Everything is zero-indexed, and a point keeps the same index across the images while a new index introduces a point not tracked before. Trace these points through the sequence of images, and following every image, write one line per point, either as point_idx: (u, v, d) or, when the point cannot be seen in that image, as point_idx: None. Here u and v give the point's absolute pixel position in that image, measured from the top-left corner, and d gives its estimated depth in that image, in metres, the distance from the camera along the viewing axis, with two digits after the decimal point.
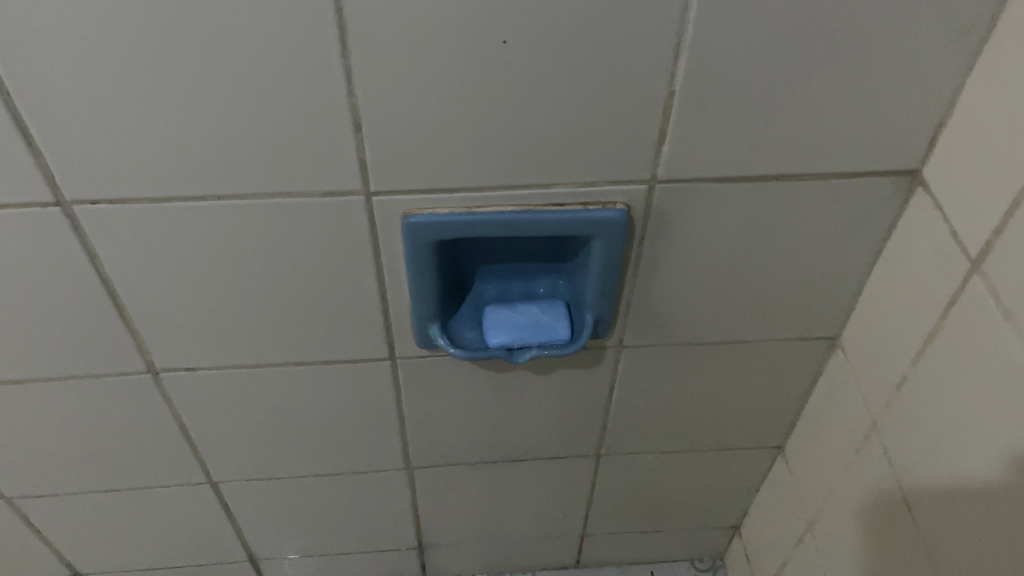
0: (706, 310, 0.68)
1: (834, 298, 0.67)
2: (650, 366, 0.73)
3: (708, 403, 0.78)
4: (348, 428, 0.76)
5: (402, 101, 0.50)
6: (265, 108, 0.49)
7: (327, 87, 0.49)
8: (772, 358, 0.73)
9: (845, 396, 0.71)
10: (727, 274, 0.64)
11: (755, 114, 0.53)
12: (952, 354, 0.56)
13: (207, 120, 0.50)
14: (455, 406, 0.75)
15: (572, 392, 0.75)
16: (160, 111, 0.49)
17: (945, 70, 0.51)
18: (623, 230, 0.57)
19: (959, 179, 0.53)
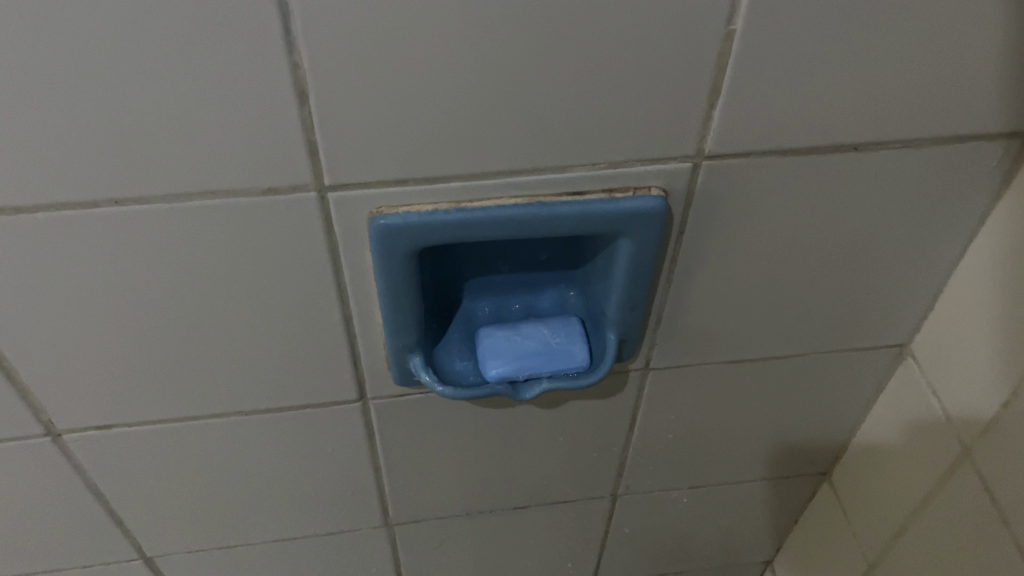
0: (753, 320, 0.55)
1: (908, 296, 0.55)
2: (680, 388, 0.59)
3: (745, 430, 0.65)
4: (313, 482, 0.62)
5: (370, 57, 0.36)
6: (177, 69, 0.35)
7: (265, 40, 0.35)
8: (827, 371, 0.60)
9: (920, 414, 0.59)
10: (783, 274, 0.51)
11: (837, 61, 0.40)
12: None
13: (94, 90, 0.35)
14: (446, 450, 0.61)
15: (587, 424, 0.61)
16: (23, 75, 0.34)
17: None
18: (659, 225, 0.44)
19: None
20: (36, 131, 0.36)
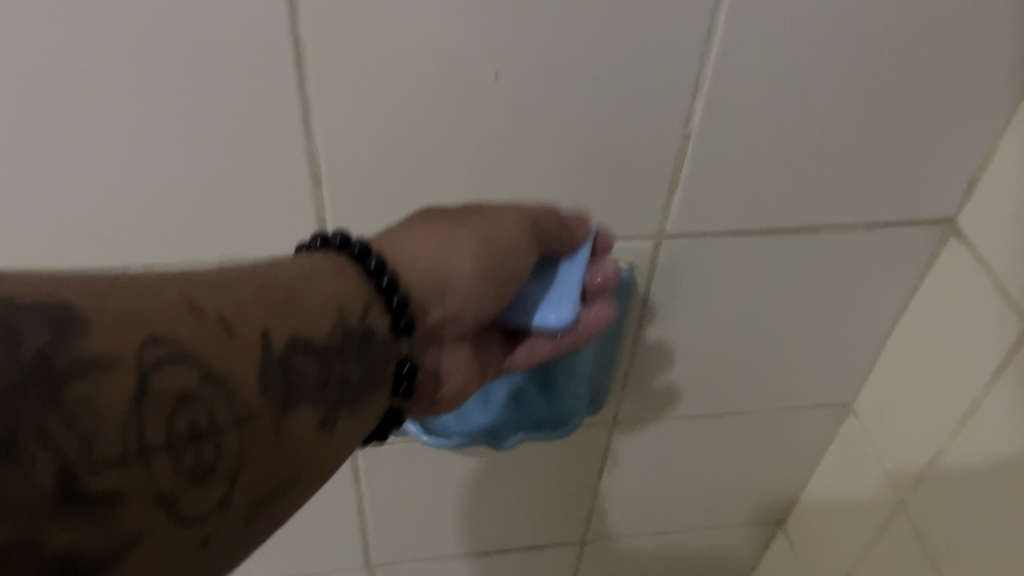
0: (711, 381, 0.60)
1: (850, 363, 0.60)
2: (646, 442, 0.65)
3: (705, 480, 0.70)
4: (300, 534, 0.65)
5: (370, 143, 0.41)
6: (200, 155, 0.39)
7: (278, 128, 0.39)
8: (779, 427, 0.66)
9: (861, 469, 0.64)
10: (736, 340, 0.57)
11: (780, 160, 0.45)
12: (1008, 429, 0.48)
13: (115, 167, 0.39)
14: (426, 500, 0.65)
15: (559, 474, 0.66)
16: (57, 150, 0.38)
17: (993, 99, 0.45)
18: (626, 293, 0.50)
19: (1005, 226, 0.47)
20: (65, 204, 0.40)
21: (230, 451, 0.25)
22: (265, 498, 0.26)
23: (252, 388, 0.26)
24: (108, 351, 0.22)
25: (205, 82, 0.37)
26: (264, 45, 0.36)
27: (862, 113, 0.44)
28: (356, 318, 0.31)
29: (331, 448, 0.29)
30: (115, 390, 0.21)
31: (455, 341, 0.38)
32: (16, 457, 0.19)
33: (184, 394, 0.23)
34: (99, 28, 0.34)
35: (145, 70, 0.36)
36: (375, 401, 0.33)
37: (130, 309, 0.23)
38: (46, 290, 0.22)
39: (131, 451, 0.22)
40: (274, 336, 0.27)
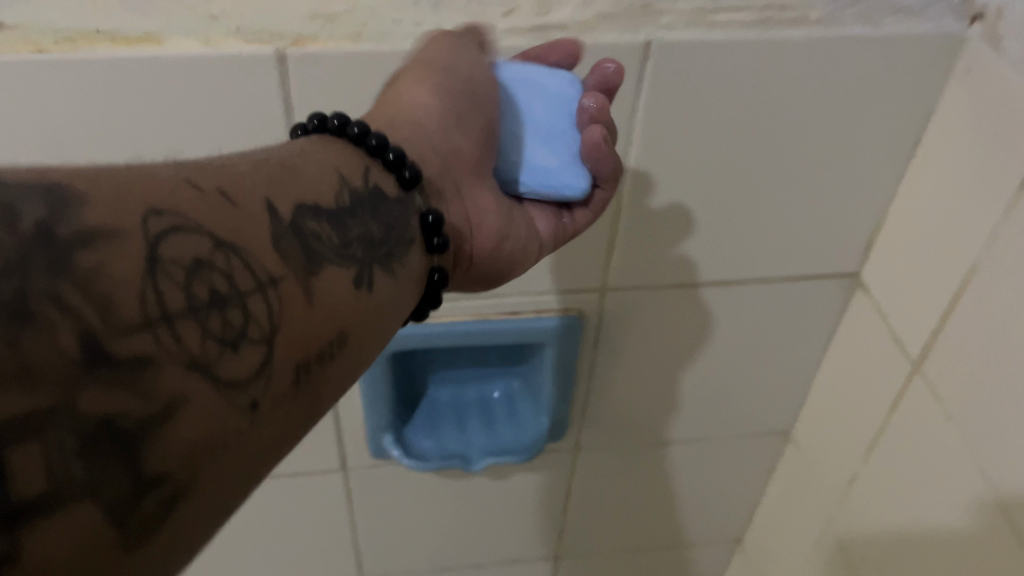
0: (661, 412, 0.68)
1: (785, 396, 0.68)
2: (607, 466, 0.72)
3: (665, 501, 0.78)
4: (301, 547, 0.73)
5: None
6: None
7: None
8: (728, 454, 0.73)
9: (799, 491, 0.71)
10: (680, 378, 0.65)
11: (700, 225, 0.53)
12: (902, 456, 0.55)
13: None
14: (412, 518, 0.73)
15: (531, 495, 0.74)
16: None
17: (884, 172, 0.52)
18: (576, 335, 0.58)
19: (895, 281, 0.54)
20: None
21: (261, 314, 0.25)
22: (309, 361, 0.26)
23: (269, 254, 0.26)
24: (108, 223, 0.21)
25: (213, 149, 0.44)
26: (261, 129, 0.44)
27: (767, 186, 0.52)
28: (360, 183, 0.33)
29: (376, 304, 0.30)
30: (126, 256, 0.21)
31: (472, 182, 0.40)
32: (34, 320, 0.19)
33: (197, 259, 0.23)
34: (130, 105, 0.42)
35: (165, 139, 0.44)
36: (411, 267, 0.34)
37: (121, 183, 0.23)
38: (35, 172, 0.22)
39: (152, 317, 0.21)
40: (279, 208, 0.27)
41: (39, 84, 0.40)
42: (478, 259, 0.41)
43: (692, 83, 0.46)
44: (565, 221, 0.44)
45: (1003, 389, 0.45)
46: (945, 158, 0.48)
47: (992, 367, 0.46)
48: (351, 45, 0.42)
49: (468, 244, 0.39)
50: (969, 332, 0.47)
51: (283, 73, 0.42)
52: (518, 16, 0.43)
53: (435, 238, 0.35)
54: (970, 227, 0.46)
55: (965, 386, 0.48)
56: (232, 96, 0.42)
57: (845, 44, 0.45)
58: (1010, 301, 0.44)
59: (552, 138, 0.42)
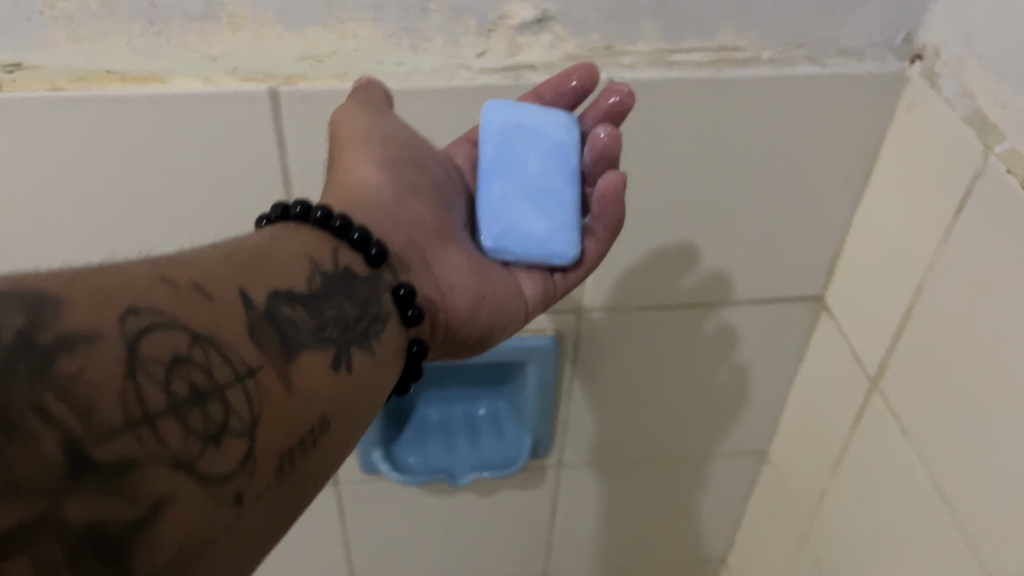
0: (640, 432, 0.71)
1: (760, 416, 0.71)
2: (590, 484, 0.75)
3: (649, 520, 0.80)
4: (295, 561, 0.76)
5: None
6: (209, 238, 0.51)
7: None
8: (708, 474, 0.76)
9: (776, 509, 0.73)
10: (658, 398, 0.68)
11: (669, 251, 0.57)
12: (864, 471, 0.58)
13: (142, 238, 0.50)
14: (403, 534, 0.76)
15: (518, 512, 0.77)
16: (111, 247, 0.51)
17: (840, 202, 0.55)
18: (555, 355, 0.61)
19: (856, 303, 0.57)
20: None
21: (240, 406, 0.29)
22: (291, 450, 0.31)
23: (245, 345, 0.30)
24: (92, 327, 0.25)
25: (211, 178, 0.48)
26: (257, 159, 0.48)
27: (731, 214, 0.55)
28: (331, 267, 0.38)
29: (353, 380, 0.35)
30: (108, 361, 0.25)
31: (439, 250, 0.45)
32: (24, 433, 0.23)
33: (176, 355, 0.27)
34: (135, 139, 0.46)
35: (167, 169, 0.47)
36: (386, 339, 0.39)
37: (100, 288, 0.27)
38: (18, 281, 0.26)
39: (135, 419, 0.25)
40: (254, 298, 0.32)
41: (51, 120, 0.44)
42: (458, 322, 0.45)
43: (652, 118, 0.49)
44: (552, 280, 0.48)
45: (947, 401, 0.48)
46: (895, 185, 0.51)
47: (938, 381, 0.49)
48: (338, 83, 0.46)
49: (444, 310, 0.44)
50: (920, 348, 0.50)
51: (275, 109, 0.46)
52: (490, 57, 0.47)
53: (409, 308, 0.40)
54: (919, 250, 0.50)
55: (918, 399, 0.51)
56: (228, 130, 0.46)
57: (794, 82, 0.49)
58: (951, 318, 0.47)
59: (542, 199, 0.45)
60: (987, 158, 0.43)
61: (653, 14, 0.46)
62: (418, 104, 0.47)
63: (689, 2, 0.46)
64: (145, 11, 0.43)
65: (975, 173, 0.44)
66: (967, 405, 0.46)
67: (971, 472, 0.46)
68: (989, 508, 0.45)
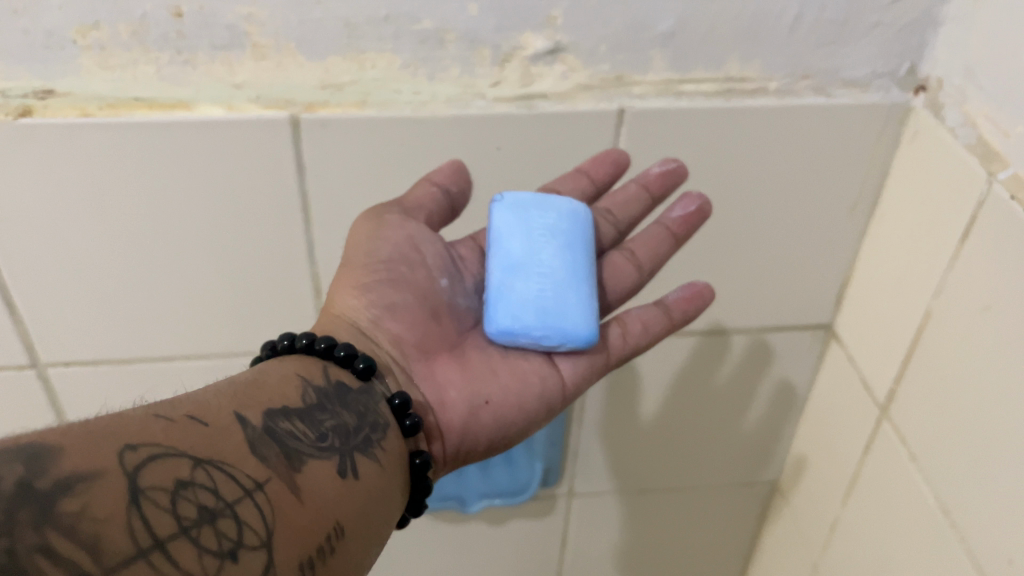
0: (650, 462, 0.71)
1: (770, 445, 0.71)
2: (600, 514, 0.75)
3: (659, 551, 0.80)
4: None
5: None
6: (228, 260, 0.52)
7: (287, 240, 0.52)
8: (718, 505, 0.76)
9: (789, 540, 0.73)
10: (668, 428, 0.68)
11: (678, 278, 0.57)
12: (874, 500, 0.58)
13: (163, 258, 0.52)
14: (411, 561, 0.76)
15: (526, 541, 0.76)
16: (136, 269, 0.52)
17: (847, 231, 0.56)
18: None
19: (865, 331, 0.57)
20: (136, 303, 0.54)
21: (251, 518, 0.31)
22: (312, 558, 0.32)
23: (250, 461, 0.33)
24: (88, 467, 0.28)
25: (232, 203, 0.50)
26: (277, 184, 0.49)
27: (739, 242, 0.56)
28: (323, 381, 0.41)
29: (362, 486, 0.37)
30: (110, 494, 0.27)
31: (426, 363, 0.46)
32: (32, 573, 0.24)
33: (179, 480, 0.30)
34: (158, 163, 0.47)
35: (189, 195, 0.49)
36: (390, 446, 0.40)
37: (95, 433, 0.29)
38: (16, 437, 0.28)
39: (145, 546, 0.27)
40: (248, 416, 0.35)
41: (79, 145, 0.46)
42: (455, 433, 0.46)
43: (661, 145, 0.51)
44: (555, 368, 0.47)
45: (954, 427, 0.48)
46: (902, 212, 0.52)
47: (947, 409, 0.49)
48: (356, 111, 0.47)
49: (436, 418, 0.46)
50: (927, 374, 0.51)
51: (295, 136, 0.47)
52: (504, 87, 0.48)
53: (406, 418, 0.42)
54: (926, 276, 0.50)
55: (927, 425, 0.51)
56: (249, 155, 0.48)
57: (800, 112, 0.50)
58: (958, 343, 0.48)
59: None
60: (991, 184, 0.44)
61: (662, 45, 0.48)
62: (433, 132, 0.48)
63: (698, 35, 0.47)
64: (173, 41, 0.44)
65: (977, 201, 0.45)
66: (973, 431, 0.47)
67: (980, 498, 0.46)
68: (997, 537, 0.45)
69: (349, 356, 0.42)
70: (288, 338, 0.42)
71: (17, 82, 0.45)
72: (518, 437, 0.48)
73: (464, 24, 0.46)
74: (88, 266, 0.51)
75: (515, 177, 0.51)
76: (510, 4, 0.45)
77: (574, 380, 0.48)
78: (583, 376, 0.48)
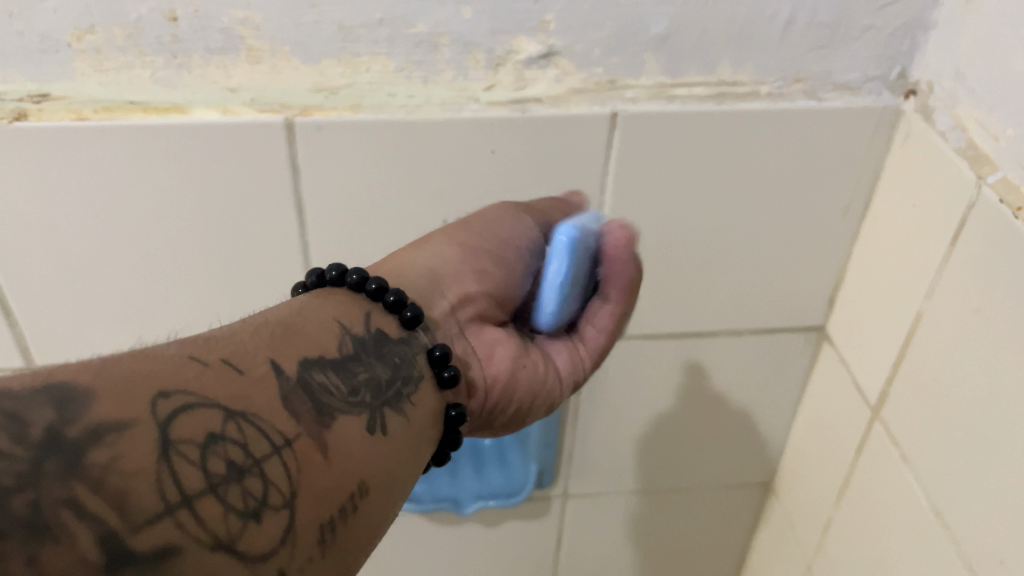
0: (645, 462, 0.71)
1: (764, 446, 0.71)
2: (595, 515, 0.75)
3: (653, 552, 0.80)
4: None
5: (349, 259, 0.54)
6: (225, 262, 0.53)
7: (282, 242, 0.52)
8: (713, 506, 0.76)
9: (782, 541, 0.73)
10: (664, 429, 0.68)
11: (673, 279, 0.58)
12: (867, 501, 0.58)
13: (159, 260, 0.52)
14: (406, 562, 0.76)
15: (522, 542, 0.77)
16: (132, 271, 0.52)
17: (840, 233, 0.57)
18: None
19: (858, 333, 0.58)
20: (132, 304, 0.54)
21: (278, 477, 0.30)
22: (333, 519, 0.32)
23: (279, 417, 0.32)
24: (120, 417, 0.27)
25: (228, 205, 0.50)
26: (272, 187, 0.49)
27: (733, 244, 0.56)
28: (363, 329, 0.39)
29: (392, 443, 0.36)
30: (139, 445, 0.27)
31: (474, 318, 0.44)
32: (58, 527, 0.24)
33: (209, 433, 0.29)
34: (155, 165, 0.47)
35: (185, 196, 0.49)
36: (423, 401, 0.39)
37: (131, 378, 0.29)
38: (51, 378, 0.27)
39: (172, 502, 0.26)
40: (285, 366, 0.34)
41: (76, 147, 0.46)
42: (494, 390, 0.44)
43: (654, 147, 0.51)
44: (578, 347, 0.47)
45: (946, 427, 0.49)
46: (893, 215, 0.52)
47: (938, 409, 0.49)
48: (350, 115, 0.48)
49: (477, 372, 0.43)
50: (919, 375, 0.51)
51: (290, 138, 0.48)
52: (498, 91, 0.49)
53: (444, 370, 0.40)
54: (917, 277, 0.51)
55: (918, 426, 0.51)
56: (244, 157, 0.48)
57: (793, 115, 0.50)
58: (948, 345, 0.48)
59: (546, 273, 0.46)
60: (980, 188, 0.44)
61: (656, 48, 0.48)
62: (428, 135, 0.49)
63: (691, 39, 0.48)
64: (168, 45, 0.44)
65: (967, 203, 0.45)
66: (964, 430, 0.47)
67: (970, 498, 0.47)
68: (989, 536, 0.45)
69: (399, 302, 0.40)
70: (338, 270, 0.40)
71: (13, 85, 0.45)
72: (535, 410, 0.47)
73: (459, 27, 0.46)
74: (85, 268, 0.51)
75: (510, 179, 0.51)
76: (505, 8, 0.45)
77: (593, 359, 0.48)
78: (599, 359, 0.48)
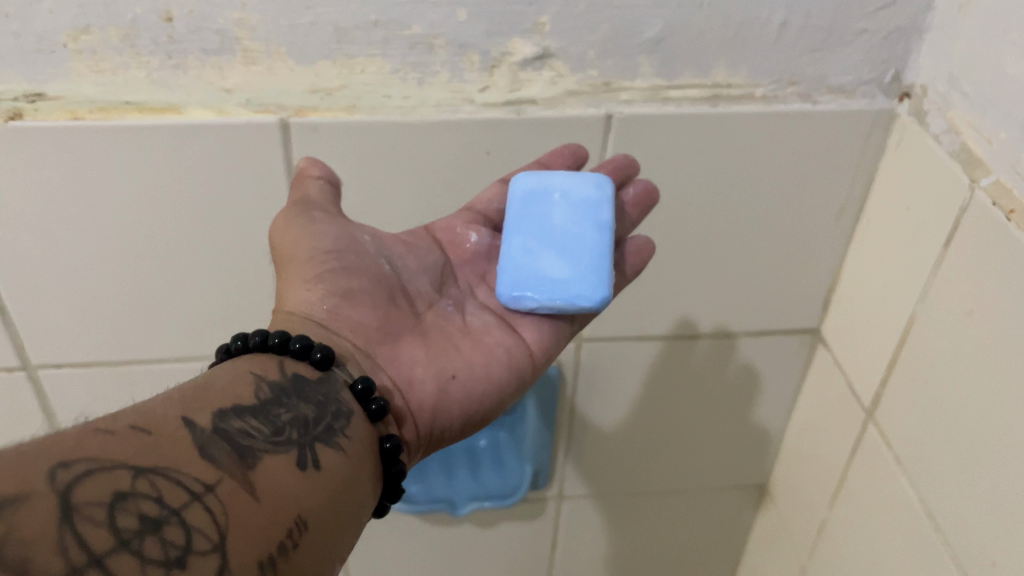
0: (640, 463, 0.71)
1: (759, 448, 0.71)
2: (590, 517, 0.75)
3: (649, 553, 0.80)
4: None
5: None
6: (219, 262, 0.53)
7: None
8: (708, 507, 0.76)
9: (777, 543, 0.73)
10: (659, 430, 0.68)
11: (666, 281, 0.58)
12: (861, 503, 0.58)
13: (153, 261, 0.52)
14: (402, 562, 0.76)
15: (517, 543, 0.77)
16: (126, 272, 0.52)
17: (834, 236, 0.57)
18: (554, 386, 0.62)
19: (852, 335, 0.58)
20: (126, 305, 0.54)
21: (202, 524, 0.30)
22: (272, 555, 0.31)
23: (198, 465, 0.32)
24: (16, 490, 0.27)
25: (222, 207, 0.50)
26: (267, 187, 0.49)
27: (727, 246, 0.56)
28: (279, 375, 0.40)
29: (325, 476, 0.36)
30: (37, 516, 0.26)
31: (391, 347, 0.45)
32: None
33: (117, 492, 0.29)
34: (149, 167, 0.47)
35: (178, 198, 0.49)
36: (355, 434, 0.40)
37: (24, 453, 0.28)
38: None
39: (79, 565, 0.26)
40: (196, 419, 0.34)
41: (70, 148, 0.46)
42: (425, 415, 0.45)
43: (649, 149, 0.51)
44: (518, 344, 0.48)
45: (939, 431, 0.49)
46: (887, 217, 0.53)
47: (931, 412, 0.49)
48: (346, 115, 0.48)
49: (403, 400, 0.44)
50: (912, 377, 0.51)
51: (286, 138, 0.48)
52: (493, 92, 0.49)
53: (371, 403, 0.41)
54: (910, 280, 0.51)
55: (912, 428, 0.51)
56: (239, 157, 0.48)
57: (787, 117, 0.51)
58: (941, 349, 0.48)
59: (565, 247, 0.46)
60: (973, 191, 0.44)
61: (650, 51, 0.48)
62: (423, 136, 0.49)
63: (685, 41, 0.48)
64: (163, 45, 0.45)
65: (959, 207, 0.45)
66: (957, 434, 0.47)
67: (962, 503, 0.47)
68: (982, 541, 0.45)
69: (304, 348, 0.41)
70: (241, 339, 0.41)
71: (8, 84, 0.45)
72: (483, 418, 0.48)
73: (454, 29, 0.46)
74: (79, 269, 0.51)
75: None
76: (500, 10, 0.46)
77: (539, 346, 0.48)
78: (547, 341, 0.48)
